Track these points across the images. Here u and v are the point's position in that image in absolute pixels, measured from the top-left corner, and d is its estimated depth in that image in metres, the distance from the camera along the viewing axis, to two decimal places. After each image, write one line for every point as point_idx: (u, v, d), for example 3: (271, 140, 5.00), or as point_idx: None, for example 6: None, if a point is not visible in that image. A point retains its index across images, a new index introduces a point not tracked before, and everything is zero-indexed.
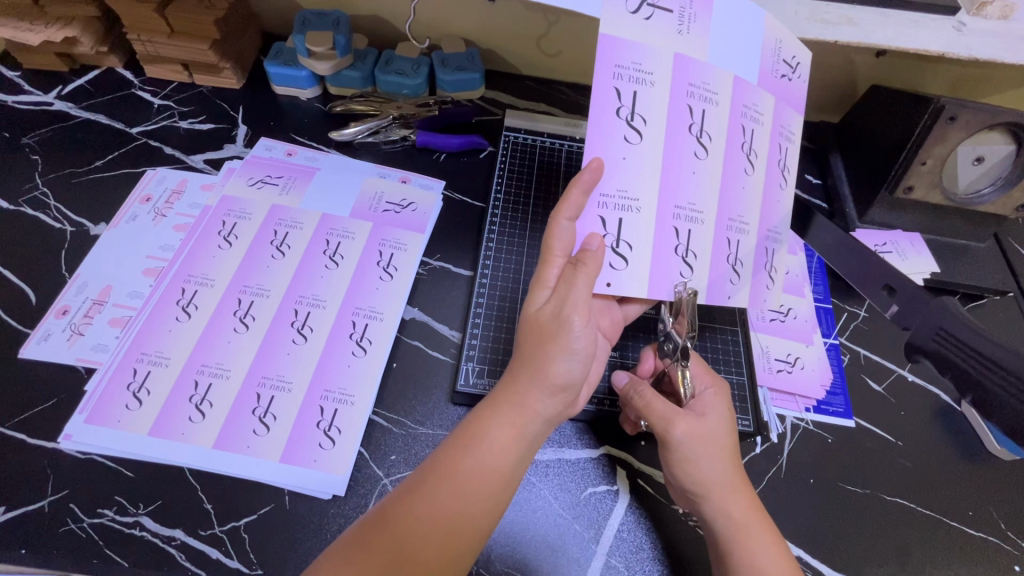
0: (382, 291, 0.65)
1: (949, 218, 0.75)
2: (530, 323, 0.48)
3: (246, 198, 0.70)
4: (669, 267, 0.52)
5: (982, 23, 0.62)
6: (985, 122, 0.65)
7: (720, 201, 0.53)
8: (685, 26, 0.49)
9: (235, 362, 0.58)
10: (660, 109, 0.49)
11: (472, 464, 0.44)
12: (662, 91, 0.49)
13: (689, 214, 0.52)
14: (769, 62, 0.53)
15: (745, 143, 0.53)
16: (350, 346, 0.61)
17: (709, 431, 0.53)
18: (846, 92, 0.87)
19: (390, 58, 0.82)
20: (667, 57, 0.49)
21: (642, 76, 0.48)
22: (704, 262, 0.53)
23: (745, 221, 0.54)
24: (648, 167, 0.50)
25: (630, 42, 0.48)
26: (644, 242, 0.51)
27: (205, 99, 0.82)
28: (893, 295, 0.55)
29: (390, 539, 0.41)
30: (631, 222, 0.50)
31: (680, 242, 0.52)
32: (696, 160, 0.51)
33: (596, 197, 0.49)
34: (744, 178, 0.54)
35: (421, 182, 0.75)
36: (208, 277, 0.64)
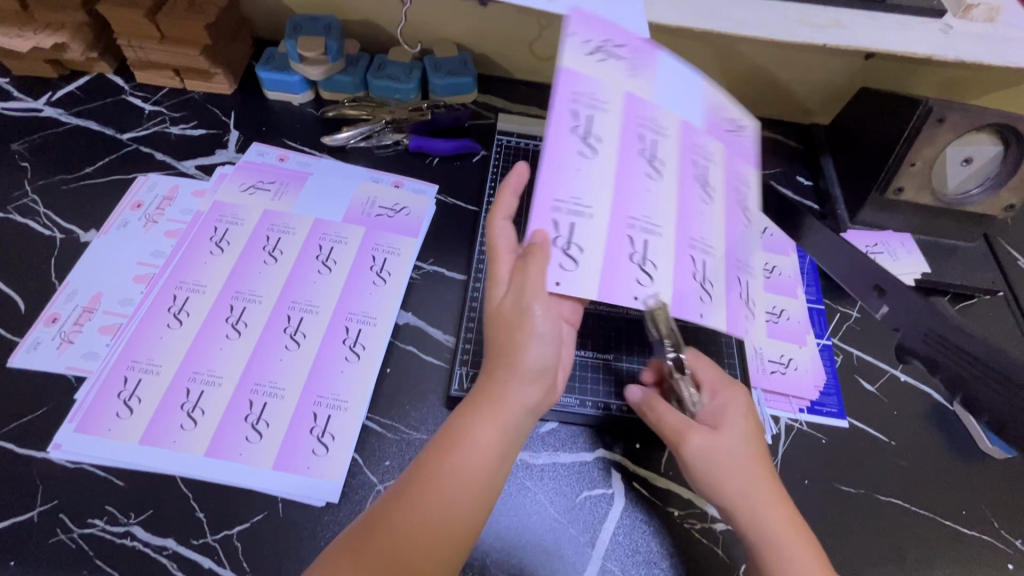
0: (376, 296, 0.65)
1: (939, 218, 0.75)
2: (495, 317, 0.49)
3: (237, 204, 0.70)
4: (625, 273, 0.46)
5: (968, 25, 0.63)
6: (974, 123, 0.66)
7: (679, 222, 0.50)
8: (634, 73, 0.53)
9: (227, 370, 0.58)
10: (613, 133, 0.50)
11: (456, 464, 0.44)
12: (614, 121, 0.50)
13: (645, 228, 0.48)
14: (715, 117, 0.55)
15: (701, 174, 0.52)
16: (344, 352, 0.60)
17: (723, 437, 0.52)
18: (836, 94, 0.88)
19: (382, 63, 0.82)
20: (620, 93, 0.51)
21: (595, 105, 0.50)
22: (666, 279, 0.47)
23: (708, 244, 0.50)
24: (602, 183, 0.48)
25: (585, 75, 0.50)
26: (597, 249, 0.46)
27: (196, 104, 0.81)
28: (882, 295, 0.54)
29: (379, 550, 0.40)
30: (581, 225, 0.46)
31: (635, 250, 0.47)
32: (649, 179, 0.50)
33: (548, 198, 0.46)
34: (703, 206, 0.52)
35: (414, 187, 0.75)
36: (201, 283, 0.63)
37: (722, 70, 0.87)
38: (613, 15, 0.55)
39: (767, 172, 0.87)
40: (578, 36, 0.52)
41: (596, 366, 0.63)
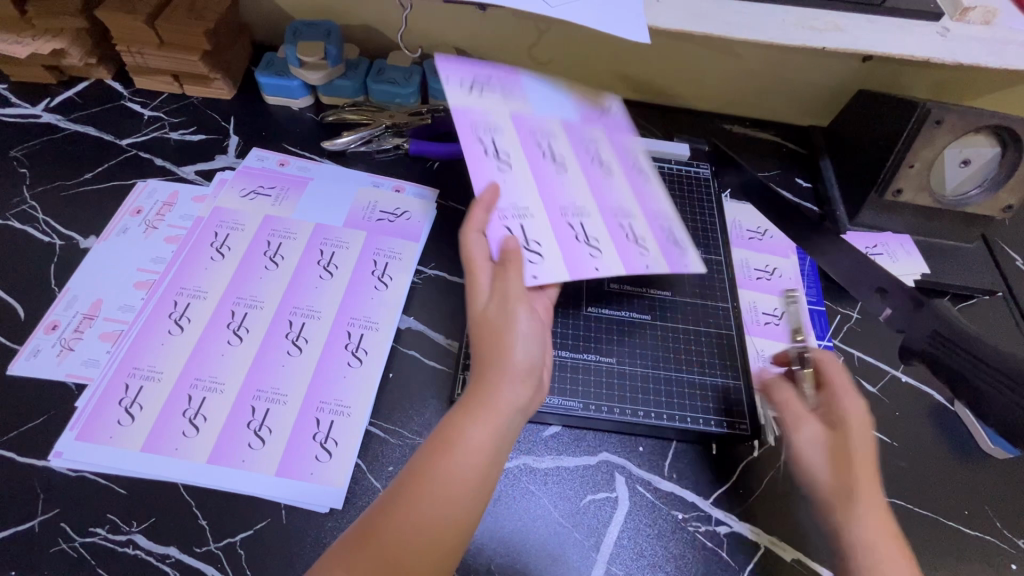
0: (377, 301, 0.65)
1: (938, 219, 0.76)
2: (479, 323, 0.49)
3: (238, 210, 0.70)
4: (579, 252, 0.55)
5: (966, 28, 0.64)
6: (971, 125, 0.67)
7: (595, 196, 0.61)
8: (508, 92, 0.62)
9: (228, 376, 0.58)
10: (516, 146, 0.59)
11: (447, 468, 0.43)
12: (508, 136, 0.59)
13: (573, 210, 0.58)
14: (587, 101, 0.66)
15: (592, 160, 0.63)
16: (345, 357, 0.60)
17: (845, 432, 0.51)
18: (833, 97, 0.89)
19: (382, 67, 0.83)
20: (504, 117, 0.60)
21: (492, 129, 0.59)
22: (607, 243, 0.57)
23: (627, 208, 0.60)
24: (524, 186, 0.58)
25: (472, 107, 0.59)
26: (551, 240, 0.55)
27: (195, 110, 0.81)
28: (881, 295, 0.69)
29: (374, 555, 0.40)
30: (532, 226, 0.55)
31: (578, 232, 0.57)
32: (559, 173, 0.60)
33: (497, 210, 0.55)
34: (604, 178, 0.62)
35: (414, 191, 0.75)
36: (201, 289, 0.63)
37: (720, 73, 0.88)
38: (612, 20, 0.56)
39: (766, 175, 0.87)
40: (449, 76, 0.59)
41: (599, 370, 0.62)
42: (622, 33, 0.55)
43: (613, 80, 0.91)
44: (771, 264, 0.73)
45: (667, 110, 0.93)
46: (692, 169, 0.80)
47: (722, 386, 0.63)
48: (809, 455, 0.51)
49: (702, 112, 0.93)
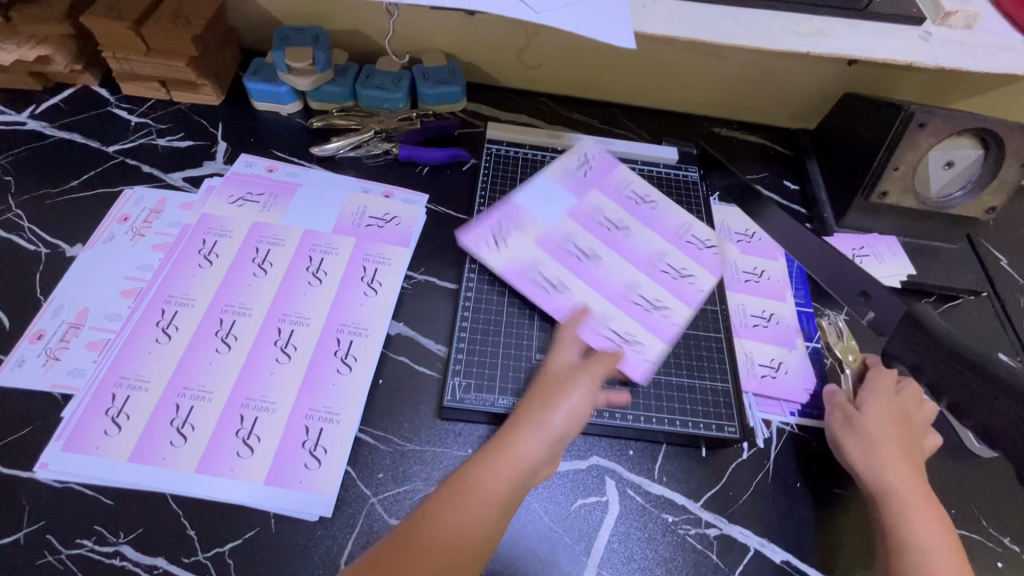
0: (367, 307, 0.65)
1: (923, 221, 0.77)
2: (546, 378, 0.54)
3: (226, 217, 0.69)
4: (660, 321, 0.65)
5: (948, 32, 0.65)
6: (954, 128, 0.68)
7: (633, 248, 0.71)
8: (520, 223, 0.70)
9: (217, 384, 0.57)
10: (564, 271, 0.67)
11: (471, 502, 0.44)
12: (551, 263, 0.68)
13: (632, 285, 0.67)
14: (572, 179, 0.76)
15: (610, 227, 0.72)
16: (335, 364, 0.60)
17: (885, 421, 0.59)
18: (820, 100, 0.90)
19: (371, 72, 0.83)
20: (534, 248, 0.68)
21: (537, 266, 0.67)
22: (671, 300, 0.67)
23: (659, 250, 0.72)
24: (586, 295, 0.66)
25: (513, 262, 0.67)
26: (643, 329, 0.64)
27: (183, 116, 0.81)
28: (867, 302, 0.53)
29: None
30: (618, 323, 0.64)
31: (648, 303, 0.66)
32: (600, 265, 0.68)
33: (590, 330, 0.63)
34: (629, 236, 0.72)
35: (404, 197, 0.75)
36: (189, 297, 0.63)
37: (707, 76, 0.88)
38: (599, 25, 0.56)
39: (754, 177, 0.88)
40: (479, 245, 0.68)
41: None
42: (608, 39, 0.55)
43: (603, 84, 0.91)
44: (759, 264, 0.74)
45: (656, 113, 0.93)
46: (680, 172, 0.81)
47: (711, 388, 0.63)
48: (848, 437, 0.59)
49: (690, 115, 0.94)
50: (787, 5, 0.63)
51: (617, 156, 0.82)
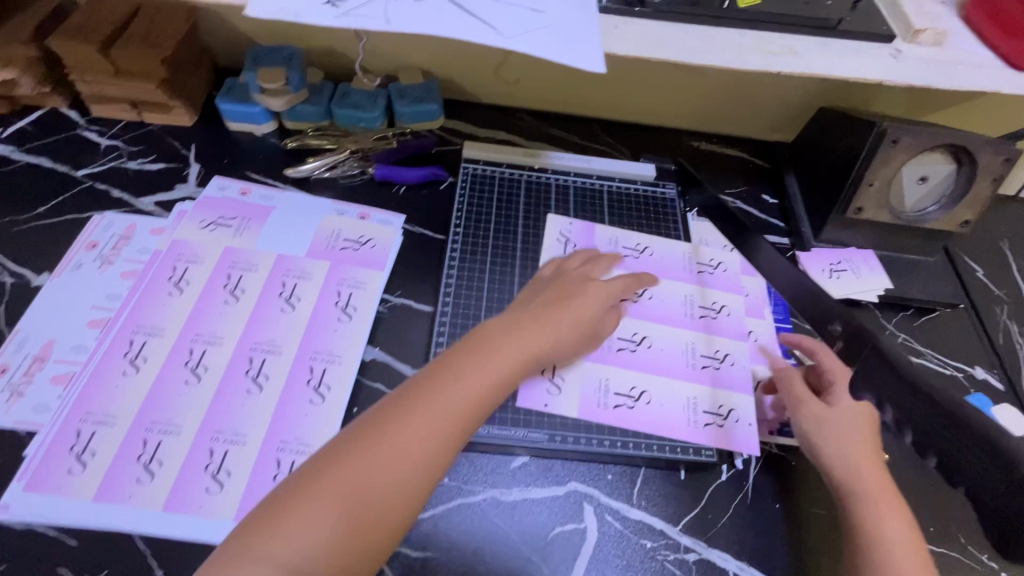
0: (341, 334, 0.64)
1: (900, 235, 0.77)
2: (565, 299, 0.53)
3: (197, 242, 0.68)
4: (736, 374, 0.66)
5: (917, 49, 0.65)
6: (926, 145, 0.68)
7: (670, 303, 0.71)
8: None
9: (186, 418, 0.56)
10: (637, 377, 0.65)
11: (477, 371, 0.43)
12: (614, 372, 0.65)
13: (688, 350, 0.68)
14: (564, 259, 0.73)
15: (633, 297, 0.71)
16: (308, 394, 0.59)
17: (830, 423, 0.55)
18: (796, 113, 0.90)
19: (346, 92, 0.82)
20: (591, 369, 0.65)
21: (606, 385, 0.64)
22: (727, 345, 0.68)
23: (683, 295, 0.72)
24: (655, 383, 0.65)
25: (581, 394, 0.63)
26: (728, 395, 0.65)
27: (155, 137, 0.80)
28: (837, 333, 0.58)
29: (374, 446, 0.38)
30: (705, 401, 0.64)
31: (714, 361, 0.67)
32: (652, 347, 0.67)
33: (689, 425, 0.62)
34: (656, 297, 0.71)
35: (380, 218, 0.74)
36: (158, 327, 0.61)
37: (684, 92, 0.88)
38: (569, 49, 0.56)
39: (733, 191, 0.88)
40: (538, 401, 0.62)
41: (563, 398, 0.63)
42: (578, 63, 0.55)
43: (580, 98, 0.91)
44: (738, 282, 0.74)
45: (634, 128, 0.93)
46: (658, 189, 0.82)
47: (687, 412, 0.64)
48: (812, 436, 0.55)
49: (669, 129, 0.94)
50: (758, 24, 0.63)
51: (595, 174, 0.82)
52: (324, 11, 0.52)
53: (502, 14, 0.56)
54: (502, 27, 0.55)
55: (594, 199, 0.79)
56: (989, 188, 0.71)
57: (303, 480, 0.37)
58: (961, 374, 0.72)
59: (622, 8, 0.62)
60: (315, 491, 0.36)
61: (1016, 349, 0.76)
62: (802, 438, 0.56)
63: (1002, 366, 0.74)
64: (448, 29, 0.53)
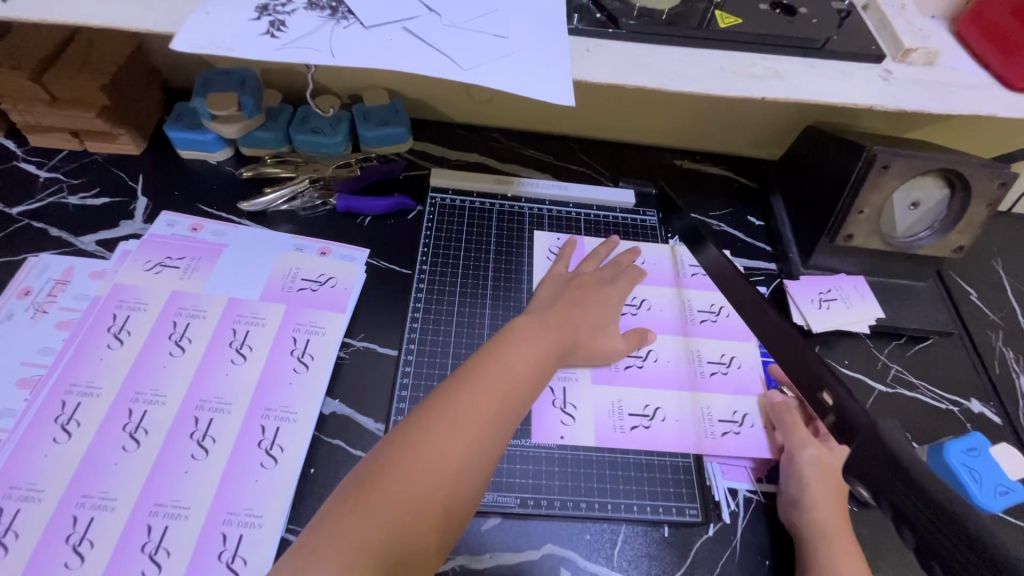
0: (297, 386, 0.59)
1: (892, 261, 0.73)
2: (589, 290, 0.59)
3: (141, 286, 0.63)
4: (740, 377, 0.65)
5: (908, 69, 0.61)
6: (918, 170, 0.65)
7: (672, 310, 0.70)
8: (570, 373, 0.63)
9: (123, 489, 0.51)
10: (646, 393, 0.63)
11: (521, 356, 0.47)
12: (625, 392, 0.63)
13: (695, 359, 0.66)
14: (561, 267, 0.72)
15: (633, 310, 0.69)
16: (258, 457, 0.54)
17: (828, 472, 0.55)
18: (782, 129, 0.86)
19: (306, 115, 0.77)
20: (603, 393, 0.62)
21: (618, 407, 0.62)
22: (731, 347, 0.67)
23: (684, 300, 0.71)
24: (667, 396, 0.63)
25: (596, 418, 0.61)
26: (742, 399, 0.64)
27: (99, 168, 0.74)
28: (829, 405, 0.45)
29: (441, 424, 0.41)
30: (719, 409, 0.63)
31: (718, 366, 0.66)
32: (658, 359, 0.66)
33: (709, 438, 0.61)
34: (655, 307, 0.70)
35: (341, 253, 0.69)
36: (95, 385, 0.56)
37: (663, 109, 0.84)
38: (534, 81, 0.51)
39: (718, 214, 0.84)
40: (554, 433, 0.59)
41: (539, 459, 0.58)
42: (543, 95, 0.50)
43: (556, 116, 0.86)
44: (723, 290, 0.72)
45: (613, 147, 0.89)
46: (638, 216, 0.78)
47: (670, 466, 0.59)
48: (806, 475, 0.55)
49: (650, 146, 0.90)
50: (739, 45, 0.58)
51: (571, 202, 0.78)
52: (263, 43, 0.47)
53: (461, 42, 0.51)
54: (459, 56, 0.50)
55: (572, 228, 0.75)
56: (985, 213, 0.67)
57: (381, 457, 0.40)
58: (956, 409, 0.69)
59: (593, 30, 0.57)
60: (394, 464, 0.39)
61: (1013, 378, 0.72)
62: (791, 480, 0.56)
63: (998, 398, 0.71)
64: (400, 61, 0.48)
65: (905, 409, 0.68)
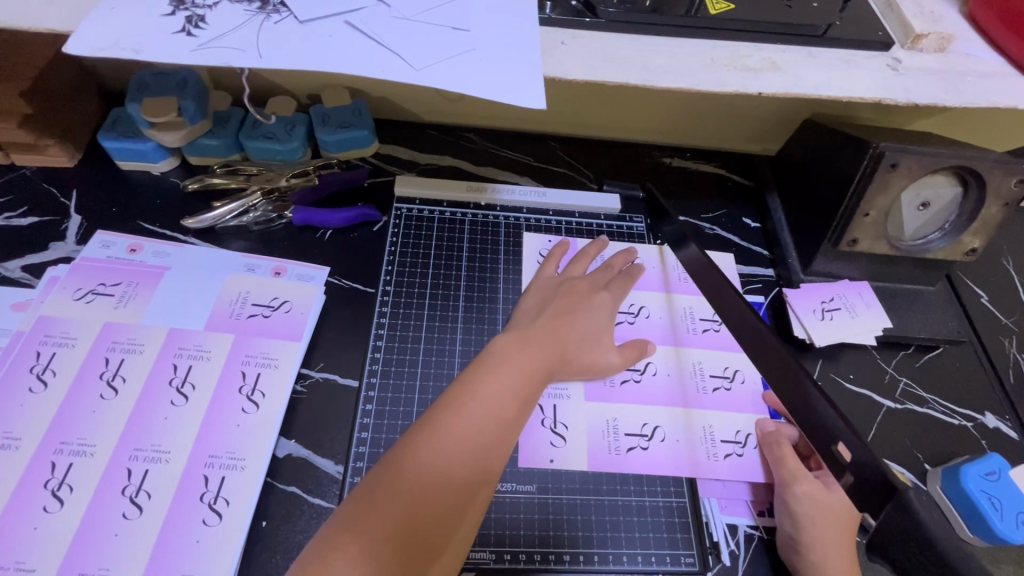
0: (246, 429, 0.53)
1: (900, 265, 0.67)
2: (580, 296, 0.54)
3: (69, 318, 0.56)
4: (743, 395, 0.59)
5: (919, 57, 0.55)
6: (929, 168, 0.59)
7: (671, 317, 0.64)
8: (560, 391, 0.57)
9: (43, 557, 0.45)
10: (641, 410, 0.57)
11: (500, 384, 0.42)
12: (622, 410, 0.57)
13: (696, 372, 0.60)
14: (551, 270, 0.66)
15: (629, 318, 0.63)
16: (200, 513, 0.48)
17: (827, 509, 0.49)
18: (778, 122, 0.80)
19: (258, 119, 0.70)
20: (597, 412, 0.56)
21: (614, 426, 0.56)
22: (734, 359, 0.61)
23: (683, 307, 0.65)
24: (666, 415, 0.57)
25: (589, 438, 0.55)
26: (745, 416, 0.58)
27: (28, 183, 0.67)
28: (846, 461, 0.39)
29: (412, 477, 0.37)
30: (721, 428, 0.57)
31: (720, 381, 0.60)
32: (655, 372, 0.60)
33: (708, 460, 0.55)
34: (654, 314, 0.64)
35: (298, 273, 0.63)
36: (13, 436, 0.50)
37: (649, 104, 0.77)
38: (499, 80, 0.44)
39: (711, 216, 0.78)
40: (542, 457, 0.53)
41: (516, 505, 0.51)
42: (508, 97, 0.43)
43: (534, 114, 0.79)
44: None
45: (596, 145, 0.82)
46: (624, 222, 0.72)
47: (664, 506, 0.53)
48: (802, 511, 0.49)
49: (637, 144, 0.83)
50: (733, 33, 0.52)
51: (551, 209, 0.72)
52: (178, 44, 0.40)
53: (414, 37, 0.45)
54: (411, 54, 0.43)
55: (553, 237, 0.69)
56: (1000, 213, 0.62)
57: (348, 519, 0.36)
58: (971, 424, 0.64)
59: (567, 20, 0.50)
60: (362, 527, 0.35)
61: None
62: (786, 516, 0.50)
63: (1014, 411, 0.66)
64: (340, 61, 0.41)
65: (916, 427, 0.63)
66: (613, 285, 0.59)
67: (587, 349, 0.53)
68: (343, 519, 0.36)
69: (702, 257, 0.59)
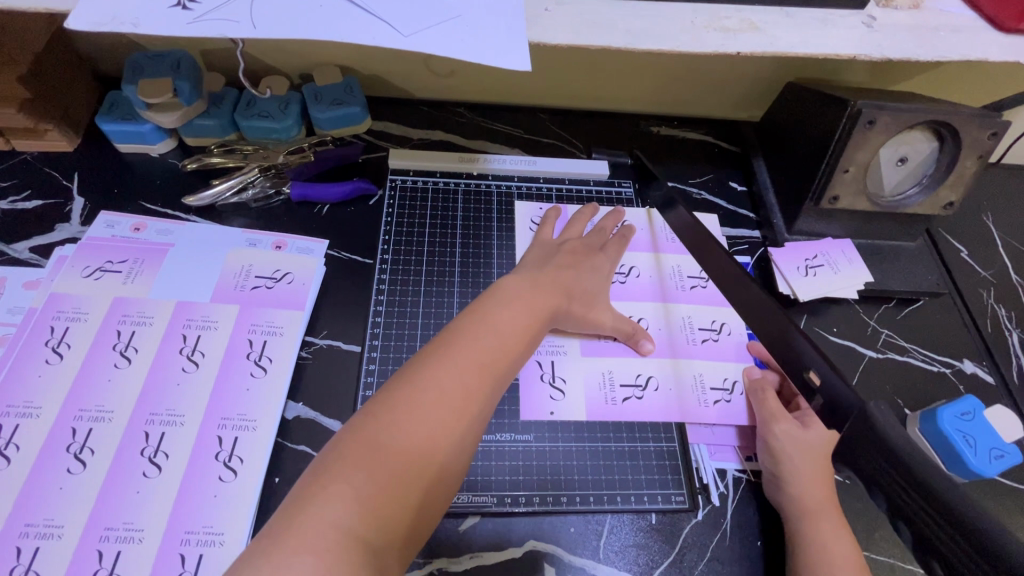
0: (255, 393, 0.55)
1: (880, 222, 0.69)
2: (573, 256, 0.57)
3: (81, 294, 0.58)
4: (729, 345, 0.62)
5: (893, 14, 0.56)
6: (905, 124, 0.61)
7: (660, 276, 0.66)
8: (556, 346, 0.59)
9: (70, 514, 0.48)
10: (633, 362, 0.60)
11: (511, 313, 0.46)
12: (616, 362, 0.59)
13: (685, 326, 0.63)
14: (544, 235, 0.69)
15: (621, 278, 0.65)
16: (216, 470, 0.51)
17: (805, 446, 0.52)
18: (763, 89, 0.81)
19: (251, 99, 0.71)
20: (592, 365, 0.59)
21: (609, 378, 0.58)
22: (722, 314, 0.64)
23: (671, 266, 0.67)
24: (657, 366, 0.60)
25: (586, 388, 0.58)
26: (733, 366, 0.61)
27: (30, 168, 0.68)
28: (816, 386, 0.42)
29: (432, 379, 0.40)
30: (710, 376, 0.60)
31: (708, 334, 0.62)
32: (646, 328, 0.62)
33: (698, 406, 0.58)
34: (644, 273, 0.66)
35: (298, 247, 0.65)
36: (33, 405, 0.52)
37: (636, 74, 0.79)
38: (486, 45, 0.46)
39: (698, 181, 0.80)
40: (542, 409, 0.56)
41: (514, 454, 0.54)
42: (495, 62, 0.45)
43: (523, 87, 0.81)
44: None
45: (585, 116, 0.84)
46: (613, 188, 0.74)
47: (656, 452, 0.56)
48: (782, 449, 0.52)
49: (625, 114, 0.85)
50: None
51: (541, 177, 0.74)
52: (174, 17, 0.42)
53: (402, 6, 0.46)
54: (400, 22, 0.45)
55: (544, 204, 0.71)
56: (975, 165, 0.64)
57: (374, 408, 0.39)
58: (949, 370, 0.67)
59: None
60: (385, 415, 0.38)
61: (1005, 336, 0.70)
62: (766, 454, 0.53)
63: (991, 357, 0.68)
64: (331, 29, 0.43)
65: (897, 374, 0.66)
66: (606, 248, 0.61)
67: (581, 302, 0.56)
68: (356, 429, 0.38)
69: (688, 216, 0.62)
